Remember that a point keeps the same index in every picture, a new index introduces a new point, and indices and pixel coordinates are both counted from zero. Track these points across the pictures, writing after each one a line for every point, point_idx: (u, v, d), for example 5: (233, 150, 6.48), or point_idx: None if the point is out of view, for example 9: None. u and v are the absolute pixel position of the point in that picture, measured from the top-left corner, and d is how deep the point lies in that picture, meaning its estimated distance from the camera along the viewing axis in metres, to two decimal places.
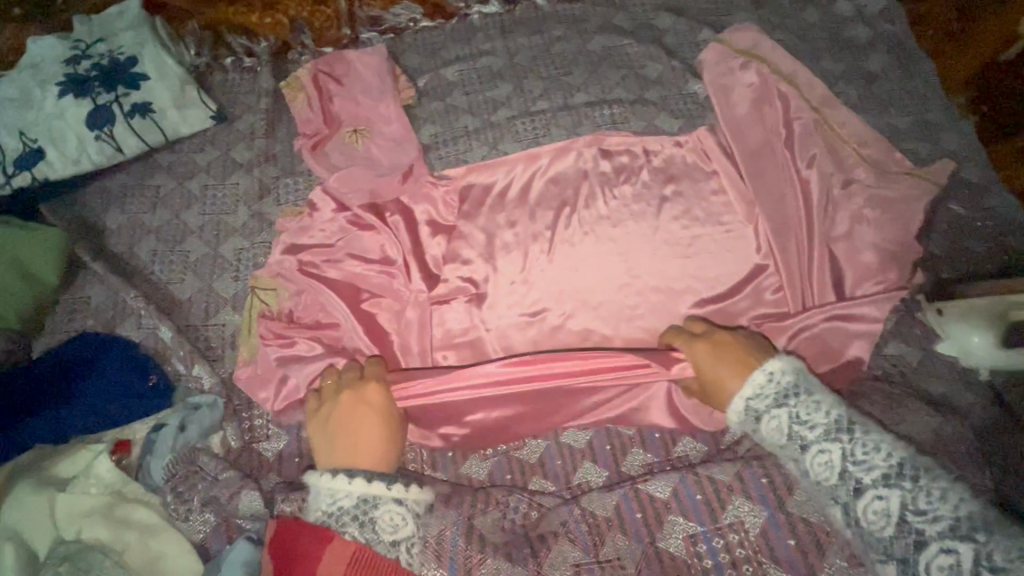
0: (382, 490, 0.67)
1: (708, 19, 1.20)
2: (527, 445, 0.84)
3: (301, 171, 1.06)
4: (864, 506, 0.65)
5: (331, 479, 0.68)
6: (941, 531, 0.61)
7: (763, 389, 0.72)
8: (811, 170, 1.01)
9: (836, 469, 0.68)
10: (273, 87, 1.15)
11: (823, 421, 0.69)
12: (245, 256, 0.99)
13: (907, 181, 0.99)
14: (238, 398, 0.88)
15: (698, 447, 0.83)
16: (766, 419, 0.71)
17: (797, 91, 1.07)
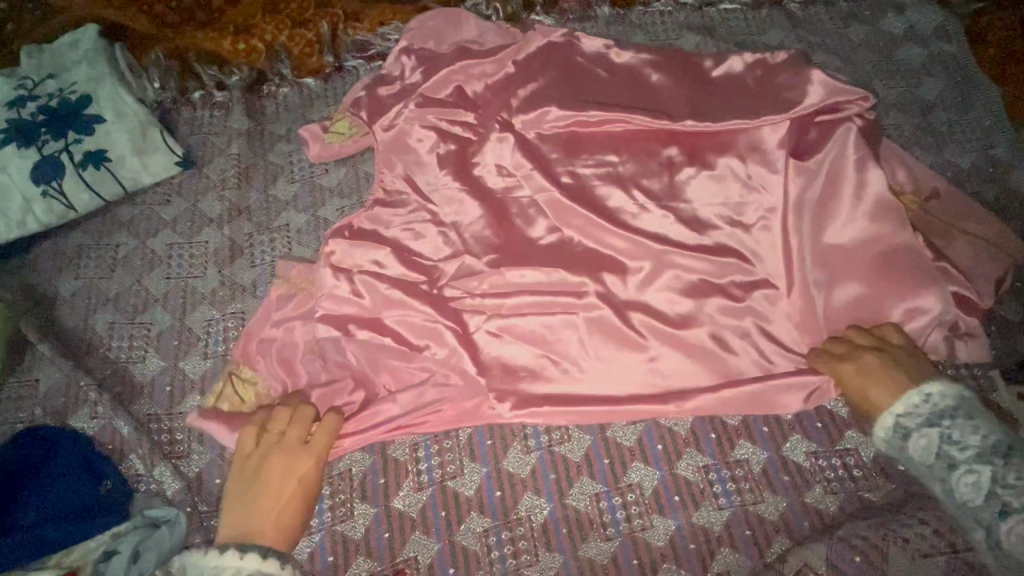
0: (275, 569, 0.62)
1: (739, 40, 1.06)
2: (539, 560, 0.73)
3: (278, 226, 0.94)
4: (1006, 528, 0.60)
5: (218, 556, 0.62)
6: (1023, 503, 0.59)
7: (918, 408, 0.68)
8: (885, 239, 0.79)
9: (984, 490, 0.62)
10: (247, 127, 1.02)
11: (977, 444, 0.64)
12: (215, 328, 0.87)
13: (980, 251, 0.84)
14: (204, 503, 0.77)
15: (741, 566, 0.71)
16: (914, 440, 0.67)
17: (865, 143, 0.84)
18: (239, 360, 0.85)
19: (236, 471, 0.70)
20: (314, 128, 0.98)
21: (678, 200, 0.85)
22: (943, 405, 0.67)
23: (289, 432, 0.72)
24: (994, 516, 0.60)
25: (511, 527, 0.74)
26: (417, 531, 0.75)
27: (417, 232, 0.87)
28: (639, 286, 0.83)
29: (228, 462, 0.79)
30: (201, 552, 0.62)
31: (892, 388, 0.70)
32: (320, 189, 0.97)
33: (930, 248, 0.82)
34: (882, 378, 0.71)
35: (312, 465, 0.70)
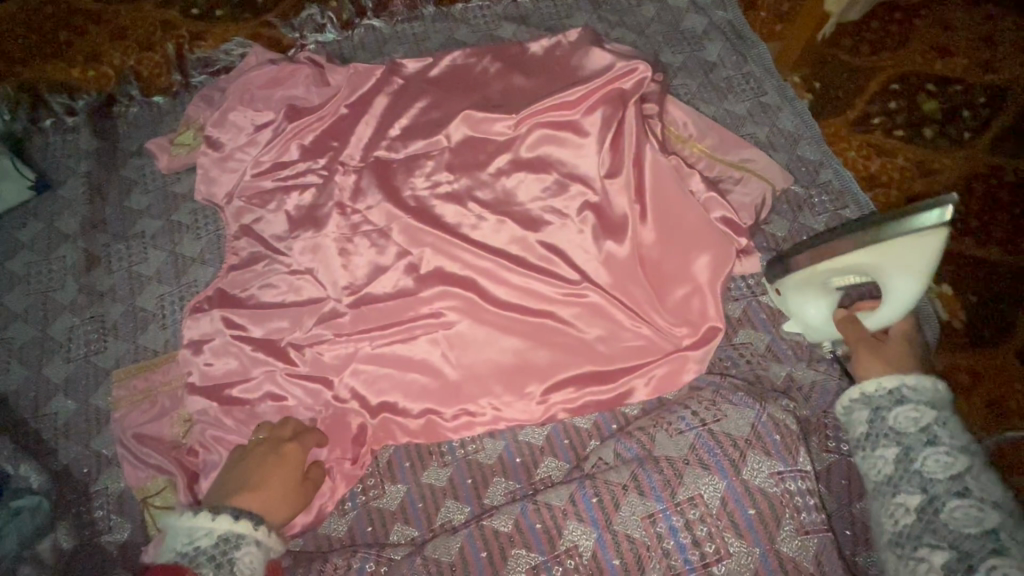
0: (249, 529, 0.67)
1: (550, 24, 1.19)
2: (385, 492, 0.82)
3: (133, 235, 1.00)
4: (952, 505, 0.59)
5: (193, 517, 0.66)
6: (983, 495, 0.59)
7: (925, 386, 0.68)
8: (664, 185, 0.96)
9: (951, 470, 0.62)
10: (99, 147, 1.08)
11: (961, 439, 0.64)
12: (76, 333, 0.93)
13: (747, 181, 0.99)
14: (73, 490, 0.82)
15: (560, 469, 0.84)
16: (904, 408, 0.67)
17: (642, 111, 1.02)
18: (101, 359, 0.91)
19: (224, 470, 0.75)
20: (161, 142, 1.05)
21: (506, 202, 1.02)
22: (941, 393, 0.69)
23: (277, 431, 0.80)
24: (950, 491, 0.60)
25: (358, 468, 0.83)
26: None
27: (266, 233, 1.00)
28: (467, 253, 0.97)
29: (96, 451, 0.85)
30: (181, 515, 0.67)
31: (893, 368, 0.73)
32: (174, 196, 1.04)
33: (702, 183, 0.98)
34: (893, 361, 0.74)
35: (302, 453, 0.77)
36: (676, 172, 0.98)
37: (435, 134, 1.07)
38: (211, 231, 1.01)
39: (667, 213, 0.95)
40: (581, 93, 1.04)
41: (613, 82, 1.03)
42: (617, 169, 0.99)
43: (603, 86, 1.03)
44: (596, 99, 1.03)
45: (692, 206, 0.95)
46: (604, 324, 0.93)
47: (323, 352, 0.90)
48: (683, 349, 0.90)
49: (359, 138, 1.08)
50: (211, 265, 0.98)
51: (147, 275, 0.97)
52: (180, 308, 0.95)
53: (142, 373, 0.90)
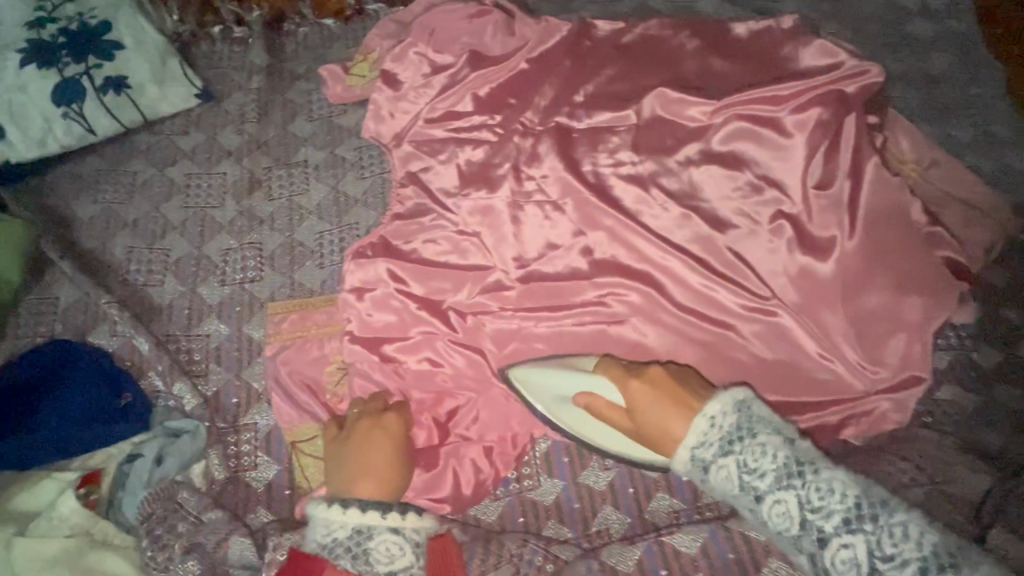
0: (377, 520, 0.64)
1: (756, 5, 1.08)
2: (542, 485, 0.78)
3: (296, 162, 0.95)
4: (832, 556, 0.57)
5: (325, 508, 0.65)
6: (836, 526, 0.57)
7: (708, 436, 0.63)
8: (886, 209, 0.87)
9: (797, 519, 0.59)
10: (268, 63, 1.02)
11: (769, 467, 0.60)
12: (233, 256, 0.89)
13: (971, 219, 0.90)
14: (223, 419, 0.80)
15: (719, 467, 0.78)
16: (713, 470, 0.63)
17: (865, 120, 0.92)
18: (257, 288, 0.87)
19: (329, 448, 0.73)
20: (334, 68, 0.99)
21: (692, 196, 0.94)
22: (729, 425, 0.63)
23: (369, 404, 0.76)
24: (818, 543, 0.58)
25: (517, 454, 0.79)
26: None
27: (434, 184, 0.93)
28: (650, 246, 0.90)
29: (246, 382, 0.82)
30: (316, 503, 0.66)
31: (682, 415, 0.66)
32: (339, 129, 0.98)
33: (924, 215, 0.88)
34: (677, 405, 0.66)
35: (401, 425, 0.73)
36: (899, 196, 0.88)
37: (624, 107, 0.98)
38: (376, 174, 0.96)
39: (887, 240, 0.86)
40: (799, 88, 0.94)
41: (836, 83, 0.93)
42: (830, 180, 0.90)
43: (824, 86, 0.93)
44: (815, 97, 0.93)
45: (911, 235, 0.86)
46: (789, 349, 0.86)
47: (488, 325, 0.84)
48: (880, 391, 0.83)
49: (539, 97, 0.99)
50: (373, 209, 0.93)
51: (307, 207, 0.92)
52: (339, 249, 0.90)
53: (298, 311, 0.85)
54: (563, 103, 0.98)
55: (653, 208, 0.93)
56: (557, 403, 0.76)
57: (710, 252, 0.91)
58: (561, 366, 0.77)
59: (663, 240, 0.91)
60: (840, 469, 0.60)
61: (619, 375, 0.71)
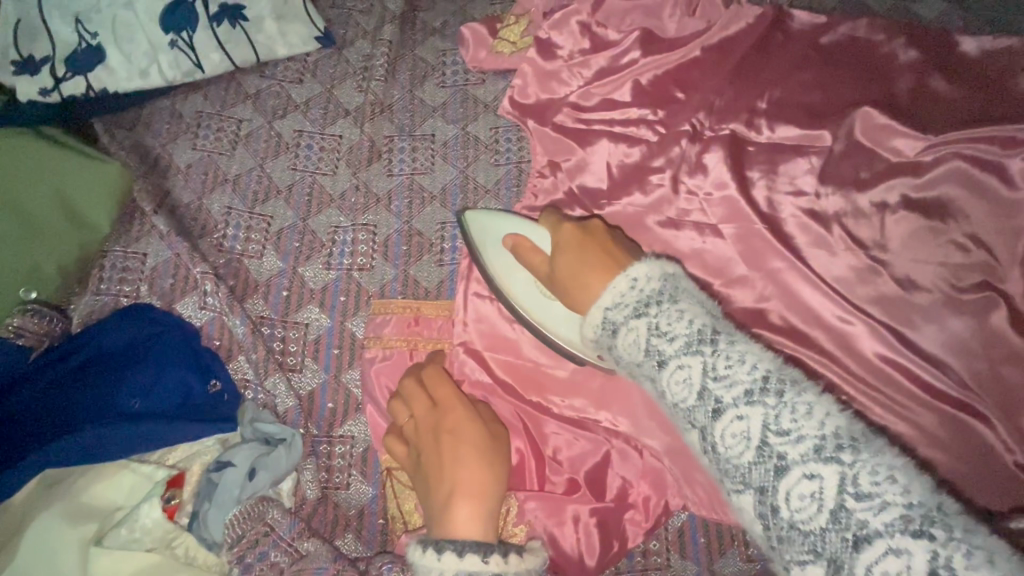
0: (479, 565, 0.51)
1: (994, 19, 0.88)
2: (672, 566, 0.66)
3: (420, 133, 0.82)
4: (720, 429, 0.42)
5: (418, 554, 0.53)
6: (735, 397, 0.41)
7: (625, 297, 0.50)
8: None
9: (695, 388, 0.43)
10: (399, 11, 0.88)
11: (685, 332, 0.45)
12: (341, 235, 0.78)
13: None
14: (316, 425, 0.70)
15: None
16: (622, 335, 0.49)
17: None
18: (365, 277, 0.76)
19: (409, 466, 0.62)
20: (478, 28, 0.84)
21: (883, 247, 0.78)
22: (652, 288, 0.49)
23: (413, 405, 0.65)
24: (709, 416, 0.43)
25: (647, 527, 0.67)
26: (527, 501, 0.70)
27: (580, 187, 0.79)
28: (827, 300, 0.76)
29: (344, 386, 0.72)
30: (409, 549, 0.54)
31: (608, 275, 0.54)
32: (473, 101, 0.84)
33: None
34: (602, 264, 0.55)
35: (470, 423, 0.61)
36: None
37: (817, 125, 0.81)
38: (511, 162, 0.82)
39: None
40: None
41: None
42: None
43: None
44: None
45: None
46: (987, 450, 0.71)
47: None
48: None
49: (718, 96, 0.82)
50: (504, 202, 0.80)
51: (428, 190, 0.80)
52: (461, 245, 0.78)
53: (411, 313, 0.74)
54: (744, 108, 0.82)
55: (834, 254, 0.78)
56: (494, 244, 0.70)
57: (895, 319, 0.76)
58: (511, 216, 0.71)
59: (841, 297, 0.76)
60: (763, 347, 0.44)
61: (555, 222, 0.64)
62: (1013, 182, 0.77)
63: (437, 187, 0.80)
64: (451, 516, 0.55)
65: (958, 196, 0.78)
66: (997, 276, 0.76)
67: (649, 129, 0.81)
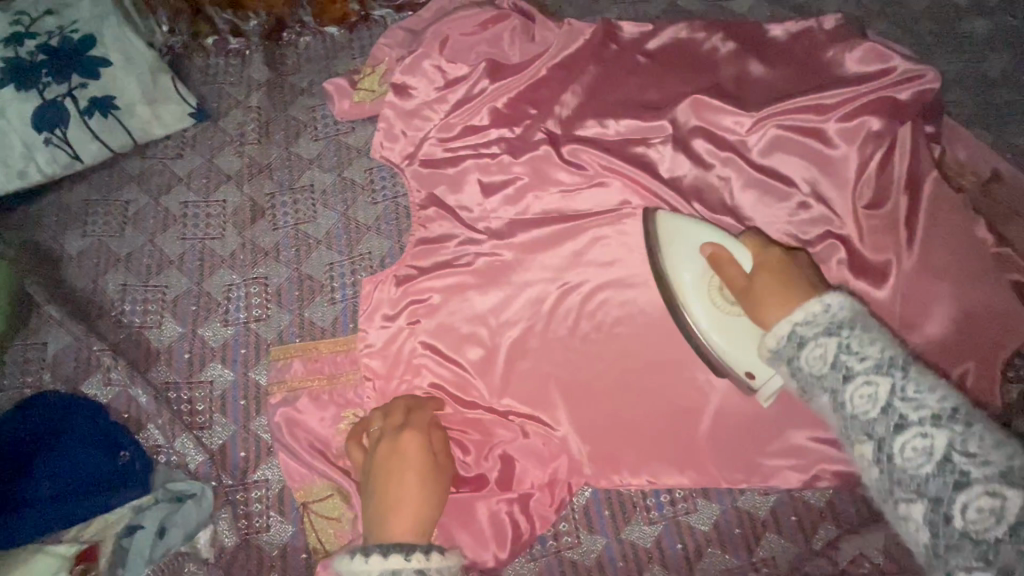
0: (401, 562, 0.55)
1: (794, 4, 1.00)
2: (581, 543, 0.71)
3: (301, 186, 0.88)
4: (901, 442, 0.48)
5: (349, 563, 0.56)
6: (922, 417, 0.47)
7: (817, 317, 0.53)
8: (947, 225, 0.79)
9: (881, 403, 0.49)
10: (266, 77, 0.95)
11: (876, 353, 0.51)
12: (236, 292, 0.82)
13: None
14: (229, 476, 0.73)
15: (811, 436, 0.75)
16: (807, 349, 0.53)
17: (920, 126, 0.84)
18: (262, 328, 0.80)
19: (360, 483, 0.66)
20: (340, 82, 0.91)
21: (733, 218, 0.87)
22: (842, 315, 0.53)
23: (387, 417, 0.69)
24: (888, 428, 0.49)
25: (555, 511, 0.72)
26: None
27: (452, 208, 0.86)
28: None
29: (253, 434, 0.75)
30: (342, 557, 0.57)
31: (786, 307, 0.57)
32: (347, 148, 0.90)
33: (991, 233, 0.80)
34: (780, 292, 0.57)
35: (419, 444, 0.64)
36: (961, 215, 0.80)
37: (656, 119, 0.90)
38: (387, 198, 0.88)
39: (949, 263, 0.78)
40: (840, 92, 0.87)
41: (883, 86, 0.85)
42: (880, 196, 0.82)
43: (870, 90, 0.85)
44: (860, 105, 0.85)
45: (980, 258, 0.78)
46: None
47: (520, 363, 0.78)
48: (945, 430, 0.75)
49: (564, 110, 0.91)
50: (387, 235, 0.85)
51: (314, 237, 0.85)
52: (350, 282, 0.83)
53: (309, 353, 0.78)
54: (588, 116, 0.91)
55: None
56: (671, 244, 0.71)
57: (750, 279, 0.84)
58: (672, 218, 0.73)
59: None
60: (945, 380, 0.50)
61: (748, 271, 0.62)
62: (831, 141, 0.86)
63: (323, 233, 0.85)
64: (388, 528, 0.58)
65: (783, 162, 0.88)
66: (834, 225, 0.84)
67: (506, 146, 0.89)
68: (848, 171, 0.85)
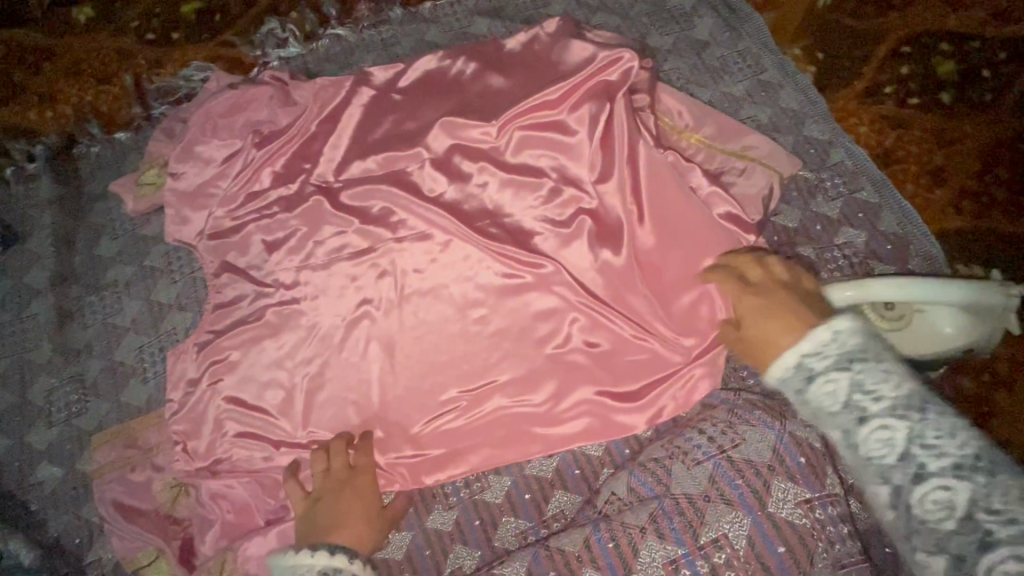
0: (344, 561, 0.66)
1: (526, 16, 1.12)
2: (390, 542, 0.78)
3: (105, 284, 0.96)
4: (920, 494, 0.50)
5: (295, 556, 0.67)
6: (942, 467, 0.50)
7: (825, 348, 0.56)
8: (663, 183, 0.89)
9: (898, 449, 0.52)
10: (59, 192, 1.03)
11: (889, 394, 0.53)
12: (56, 395, 0.89)
13: (760, 170, 0.91)
14: (66, 564, 0.79)
15: (579, 396, 0.83)
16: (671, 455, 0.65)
17: (628, 101, 0.92)
18: (83, 421, 0.87)
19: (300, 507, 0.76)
20: (125, 182, 1.00)
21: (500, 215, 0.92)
22: (850, 347, 0.56)
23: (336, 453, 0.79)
24: (908, 477, 0.51)
25: None
26: None
27: (240, 270, 0.93)
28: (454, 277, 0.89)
29: (85, 519, 0.82)
30: (286, 554, 0.68)
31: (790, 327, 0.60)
32: (144, 240, 0.99)
33: (704, 176, 0.90)
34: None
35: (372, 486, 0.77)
36: (675, 170, 0.90)
37: (411, 138, 0.97)
38: (186, 275, 0.96)
39: (668, 217, 0.88)
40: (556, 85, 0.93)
41: (590, 74, 0.93)
42: (607, 170, 0.91)
43: (580, 78, 0.93)
44: (575, 94, 0.93)
45: (693, 203, 0.87)
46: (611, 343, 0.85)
47: (318, 395, 0.85)
48: (694, 364, 0.83)
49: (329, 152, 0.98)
50: (189, 310, 0.93)
51: (123, 326, 0.93)
52: (160, 360, 0.90)
53: (129, 434, 0.85)
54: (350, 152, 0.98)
55: None
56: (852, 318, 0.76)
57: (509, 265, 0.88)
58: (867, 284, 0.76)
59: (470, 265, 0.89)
60: (960, 420, 0.52)
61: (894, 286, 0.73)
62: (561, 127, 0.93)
63: (130, 321, 0.93)
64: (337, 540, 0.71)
65: (526, 157, 0.94)
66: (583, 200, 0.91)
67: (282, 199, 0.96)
68: (580, 154, 0.91)
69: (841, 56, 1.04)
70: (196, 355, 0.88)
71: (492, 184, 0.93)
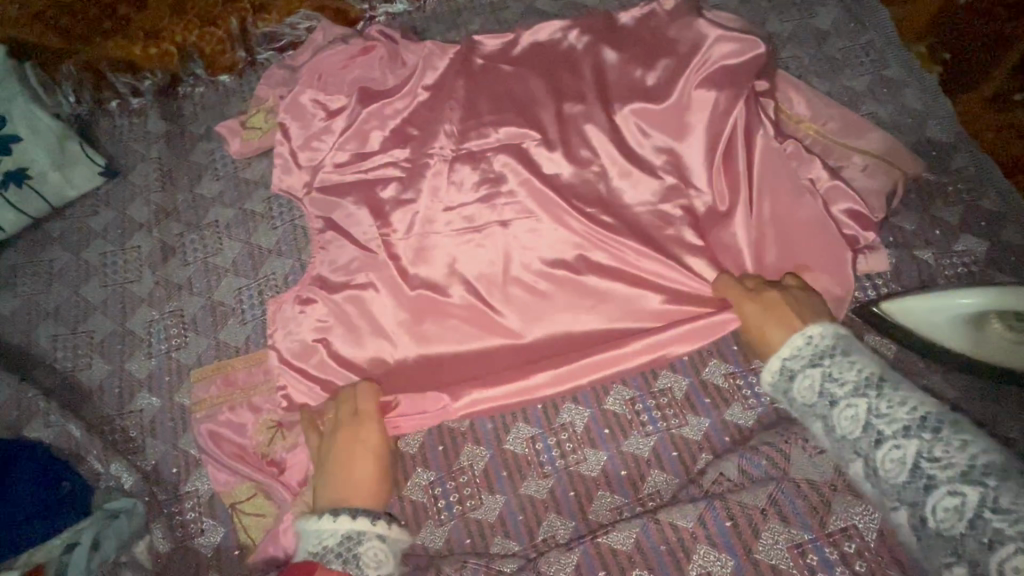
0: (366, 525, 0.63)
1: None
2: (484, 503, 0.78)
3: (206, 224, 0.96)
4: (932, 503, 0.53)
5: (316, 519, 0.64)
6: (952, 476, 0.53)
7: (801, 349, 0.65)
8: (784, 172, 0.85)
9: (909, 465, 0.55)
10: (165, 130, 1.05)
11: (904, 416, 0.57)
12: (156, 327, 0.90)
13: (882, 171, 0.89)
14: (163, 491, 0.81)
15: (680, 380, 0.83)
16: (798, 379, 0.64)
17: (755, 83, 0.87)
18: (183, 355, 0.88)
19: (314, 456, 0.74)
20: (231, 124, 1.00)
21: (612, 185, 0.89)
22: (869, 373, 0.61)
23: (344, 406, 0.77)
24: (920, 489, 0.54)
25: (458, 476, 0.80)
26: (419, 468, 0.82)
27: (340, 218, 0.92)
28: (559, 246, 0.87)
29: (182, 451, 0.83)
30: (308, 517, 0.65)
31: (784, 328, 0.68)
32: (245, 183, 0.99)
33: (824, 170, 0.87)
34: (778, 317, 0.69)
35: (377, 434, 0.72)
36: (795, 162, 0.87)
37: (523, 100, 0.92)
38: (286, 222, 0.96)
39: (785, 208, 0.85)
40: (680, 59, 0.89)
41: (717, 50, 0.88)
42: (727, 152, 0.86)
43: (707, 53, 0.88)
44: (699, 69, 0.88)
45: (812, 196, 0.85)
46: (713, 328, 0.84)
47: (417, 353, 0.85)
48: None
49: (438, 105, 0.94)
50: (289, 257, 0.94)
51: (223, 266, 0.93)
52: (260, 303, 0.91)
53: (227, 372, 0.86)
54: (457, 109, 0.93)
55: None
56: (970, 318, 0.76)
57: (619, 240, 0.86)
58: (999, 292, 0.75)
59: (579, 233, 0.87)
60: (988, 441, 0.54)
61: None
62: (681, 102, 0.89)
63: (231, 262, 0.93)
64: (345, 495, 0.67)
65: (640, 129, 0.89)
66: (700, 185, 0.87)
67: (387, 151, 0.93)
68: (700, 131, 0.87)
69: (973, 53, 0.99)
70: (297, 301, 0.88)
71: (604, 163, 0.89)
